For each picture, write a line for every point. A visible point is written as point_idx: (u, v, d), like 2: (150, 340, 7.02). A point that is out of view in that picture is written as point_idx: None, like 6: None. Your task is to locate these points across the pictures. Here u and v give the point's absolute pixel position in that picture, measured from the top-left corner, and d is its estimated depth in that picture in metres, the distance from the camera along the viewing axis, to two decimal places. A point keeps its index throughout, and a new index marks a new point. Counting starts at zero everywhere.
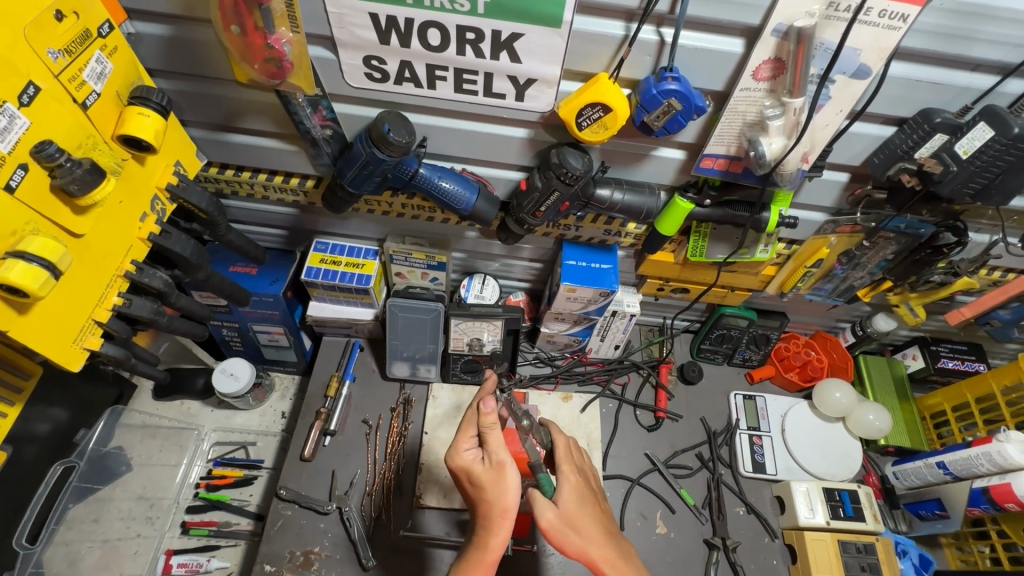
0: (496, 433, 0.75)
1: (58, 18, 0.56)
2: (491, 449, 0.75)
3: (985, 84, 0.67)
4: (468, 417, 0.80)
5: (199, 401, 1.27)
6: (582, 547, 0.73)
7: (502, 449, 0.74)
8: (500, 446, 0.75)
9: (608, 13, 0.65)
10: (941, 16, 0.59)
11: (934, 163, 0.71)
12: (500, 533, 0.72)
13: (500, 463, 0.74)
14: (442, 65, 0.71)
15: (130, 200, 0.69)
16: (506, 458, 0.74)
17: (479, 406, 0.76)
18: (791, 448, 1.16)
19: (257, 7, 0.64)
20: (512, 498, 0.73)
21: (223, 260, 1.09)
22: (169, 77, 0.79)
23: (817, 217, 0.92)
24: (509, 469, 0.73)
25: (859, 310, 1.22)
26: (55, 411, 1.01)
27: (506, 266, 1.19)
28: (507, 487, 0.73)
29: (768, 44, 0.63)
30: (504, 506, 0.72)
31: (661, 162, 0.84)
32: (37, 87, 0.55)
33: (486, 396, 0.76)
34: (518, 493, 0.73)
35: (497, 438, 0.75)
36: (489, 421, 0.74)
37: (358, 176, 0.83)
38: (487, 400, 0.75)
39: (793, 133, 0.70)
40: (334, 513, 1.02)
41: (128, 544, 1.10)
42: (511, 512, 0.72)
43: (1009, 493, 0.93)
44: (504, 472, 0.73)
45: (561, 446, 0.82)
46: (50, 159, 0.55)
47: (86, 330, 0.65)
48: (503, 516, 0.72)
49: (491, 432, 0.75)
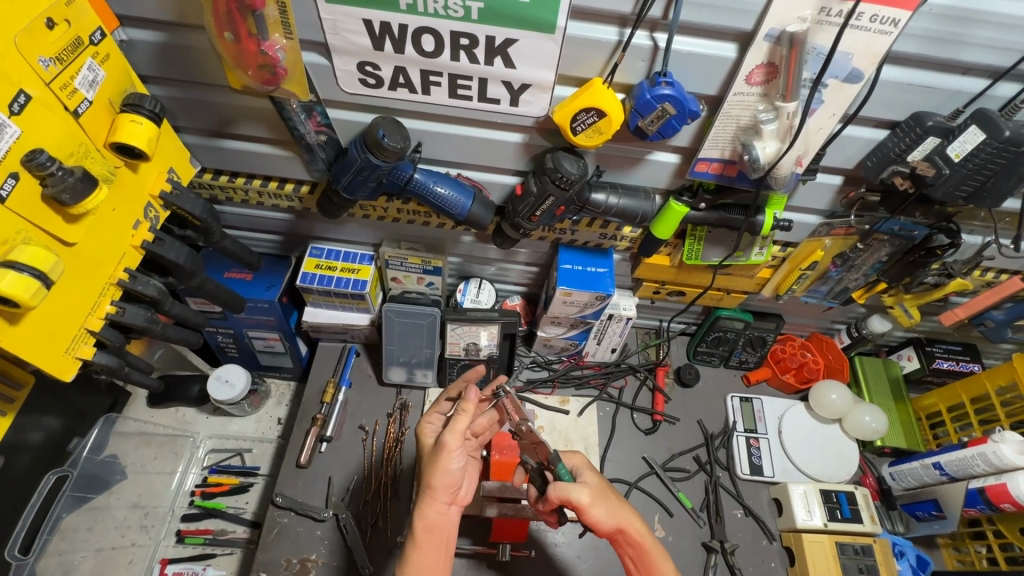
0: (462, 419, 0.77)
1: (49, 26, 0.56)
2: (443, 431, 0.77)
3: (977, 88, 0.67)
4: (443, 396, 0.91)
5: (195, 409, 1.27)
6: (618, 514, 0.77)
7: (453, 433, 0.75)
8: (450, 429, 0.76)
9: (601, 18, 0.65)
10: (932, 21, 0.60)
11: (927, 166, 0.72)
12: (426, 509, 0.74)
13: (443, 444, 0.75)
14: (436, 71, 0.71)
15: (122, 208, 0.69)
16: (449, 440, 0.75)
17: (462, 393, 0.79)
18: (788, 449, 1.16)
19: (250, 13, 0.63)
20: (439, 479, 0.74)
21: (218, 265, 1.08)
22: (162, 84, 0.79)
23: (811, 219, 0.93)
24: (447, 451, 0.75)
25: (855, 312, 1.23)
26: (48, 419, 1.00)
27: (502, 270, 1.19)
28: (440, 467, 0.74)
29: (761, 49, 0.63)
30: (431, 482, 0.74)
31: (656, 166, 0.84)
32: (28, 95, 0.54)
33: (468, 388, 0.79)
34: (450, 473, 0.75)
35: (458, 424, 0.77)
36: (463, 407, 0.76)
37: (353, 182, 0.82)
38: (471, 389, 0.78)
39: (787, 136, 0.70)
40: (331, 520, 1.02)
41: (123, 553, 1.10)
42: (436, 490, 0.74)
43: (1004, 494, 0.93)
44: (442, 453, 0.75)
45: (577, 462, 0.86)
46: (41, 167, 0.55)
47: (78, 339, 0.65)
48: (429, 492, 0.74)
49: (457, 417, 0.76)
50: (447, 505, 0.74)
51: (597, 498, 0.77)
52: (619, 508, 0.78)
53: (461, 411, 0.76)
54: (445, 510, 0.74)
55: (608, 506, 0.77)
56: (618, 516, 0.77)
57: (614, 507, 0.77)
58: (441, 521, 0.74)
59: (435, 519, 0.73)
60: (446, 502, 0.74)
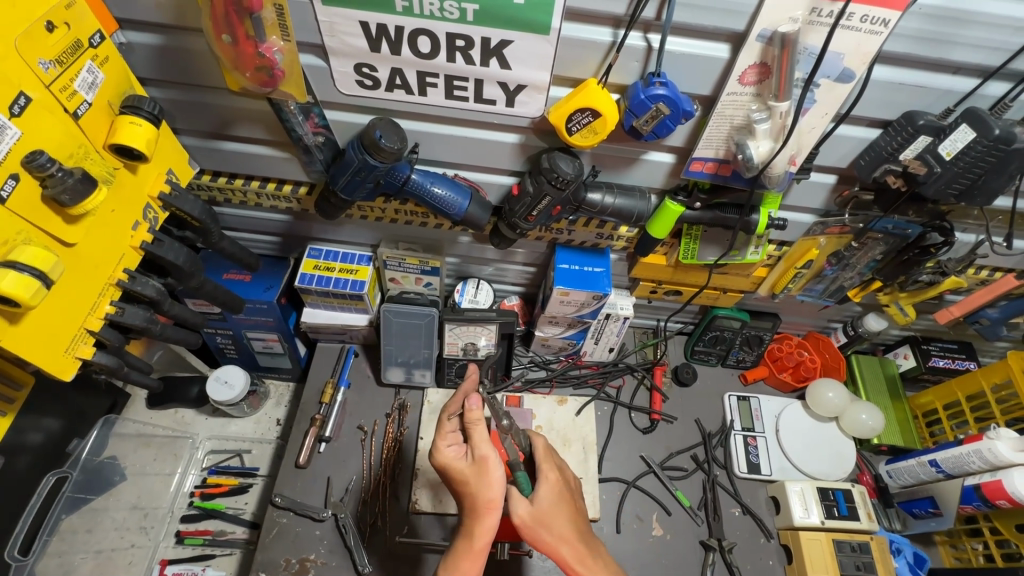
0: (481, 429, 0.75)
1: (49, 29, 0.56)
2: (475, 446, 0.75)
3: (967, 87, 0.68)
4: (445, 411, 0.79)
5: (194, 410, 1.27)
6: (550, 546, 0.73)
7: (485, 444, 0.75)
8: (483, 441, 0.75)
9: (596, 20, 0.66)
10: (921, 21, 0.61)
11: (919, 164, 0.72)
12: (487, 524, 0.71)
13: (484, 457, 0.74)
14: (432, 72, 0.72)
15: (122, 209, 0.69)
16: (489, 452, 0.74)
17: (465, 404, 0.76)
18: (786, 448, 1.16)
19: (249, 16, 0.64)
20: (496, 491, 0.73)
21: (217, 267, 1.09)
22: (160, 86, 0.80)
23: (806, 218, 0.93)
24: (494, 462, 0.74)
25: (851, 310, 1.23)
26: (47, 421, 1.00)
27: (500, 270, 1.20)
28: (492, 480, 0.73)
29: (754, 49, 0.64)
30: (490, 497, 0.72)
31: (651, 166, 0.85)
32: (28, 97, 0.55)
33: (471, 395, 0.75)
34: (504, 483, 0.73)
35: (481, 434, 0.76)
36: (473, 418, 0.74)
37: (351, 183, 0.83)
38: (473, 396, 0.75)
39: (780, 136, 0.71)
40: (330, 521, 1.02)
41: (122, 554, 1.11)
42: (496, 503, 0.72)
43: (1000, 490, 0.94)
44: (489, 466, 0.73)
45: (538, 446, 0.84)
46: (41, 169, 0.55)
47: (78, 339, 0.66)
48: (488, 507, 0.72)
49: (474, 428, 0.75)
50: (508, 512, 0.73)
51: (535, 521, 0.75)
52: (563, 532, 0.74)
53: (471, 422, 0.75)
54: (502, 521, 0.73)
55: (540, 533, 0.74)
56: (549, 548, 0.73)
57: (552, 535, 0.74)
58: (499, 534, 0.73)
59: (497, 534, 0.71)
60: (506, 511, 0.73)
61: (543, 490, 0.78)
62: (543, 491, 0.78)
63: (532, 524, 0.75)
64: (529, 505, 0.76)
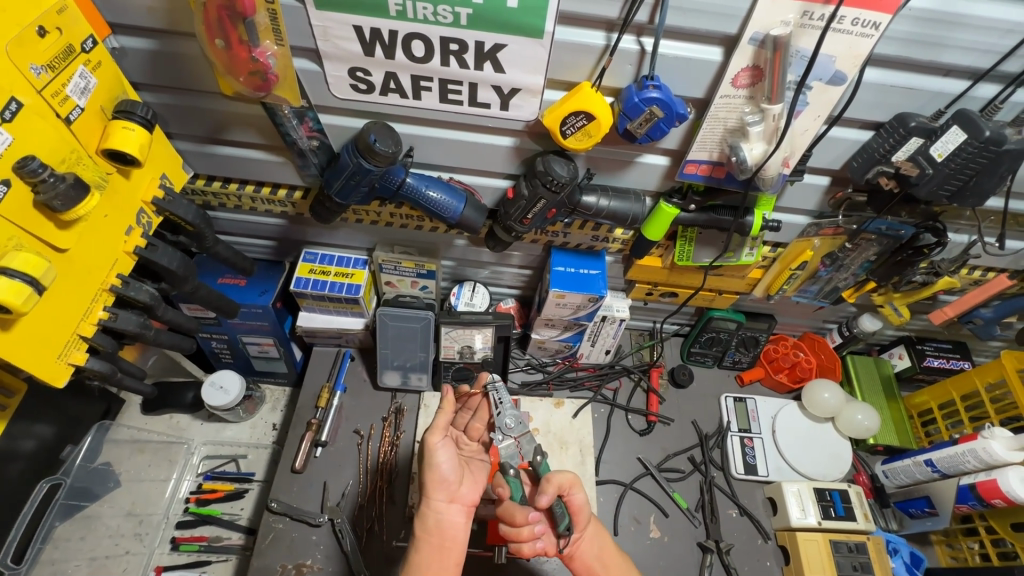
0: (440, 417, 0.79)
1: (40, 34, 0.56)
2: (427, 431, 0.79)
3: (958, 89, 0.68)
4: (434, 411, 0.93)
5: (189, 415, 1.26)
6: (601, 501, 0.79)
7: (435, 430, 0.78)
8: (432, 427, 0.77)
9: (588, 24, 0.66)
10: (911, 24, 0.61)
11: (911, 166, 0.73)
12: (424, 510, 0.75)
13: (427, 443, 0.77)
14: (426, 76, 0.72)
15: (115, 214, 0.69)
16: (431, 438, 0.76)
17: (440, 393, 0.83)
18: (782, 449, 1.17)
19: (242, 21, 0.64)
20: (432, 478, 0.76)
21: (212, 271, 1.09)
22: (154, 91, 0.80)
23: (800, 220, 0.93)
24: (435, 448, 0.76)
25: (845, 311, 1.24)
26: (40, 427, 1.00)
27: (496, 273, 1.20)
28: (429, 465, 0.76)
29: (746, 52, 0.64)
30: (425, 483, 0.76)
31: (645, 168, 0.85)
32: (19, 103, 0.55)
33: (447, 388, 0.83)
34: (444, 470, 0.76)
35: (439, 421, 0.79)
36: (438, 406, 0.79)
37: (345, 187, 0.83)
38: (446, 386, 0.82)
39: (773, 138, 0.71)
40: (326, 525, 1.01)
41: (116, 561, 1.09)
42: (430, 490, 0.75)
43: (995, 489, 0.94)
44: (428, 452, 0.76)
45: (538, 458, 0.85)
46: (33, 174, 0.55)
47: (70, 345, 0.65)
48: (426, 492, 0.75)
49: (435, 415, 0.78)
50: (444, 502, 0.75)
51: (584, 484, 0.79)
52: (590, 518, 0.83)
53: (439, 408, 0.80)
54: (443, 509, 0.75)
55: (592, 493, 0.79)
56: (599, 504, 0.79)
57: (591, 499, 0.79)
58: (441, 522, 0.74)
59: (435, 519, 0.74)
60: (444, 501, 0.75)
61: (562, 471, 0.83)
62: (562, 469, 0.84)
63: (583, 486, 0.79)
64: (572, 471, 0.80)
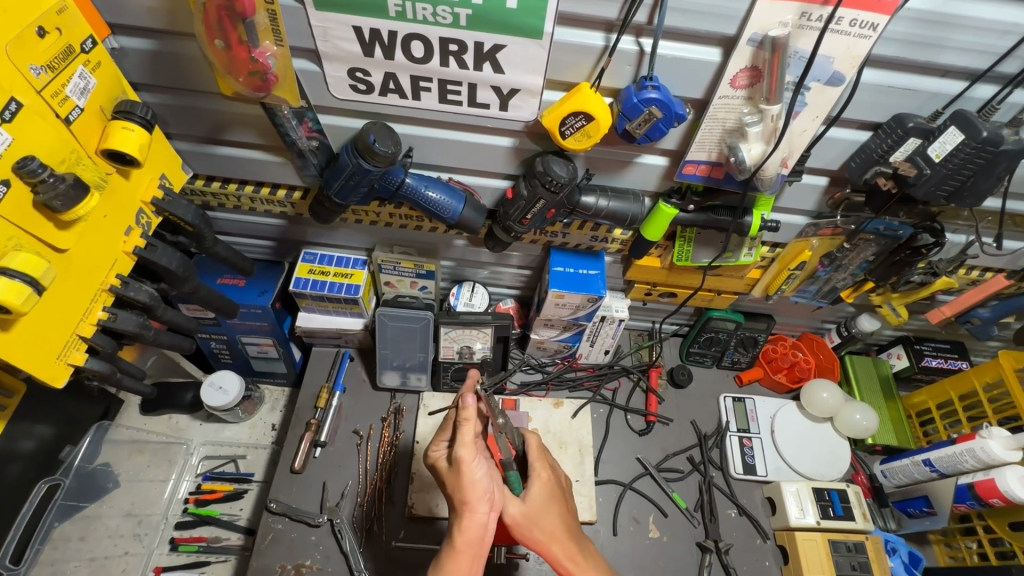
0: (467, 429, 0.75)
1: (40, 34, 0.56)
2: (455, 446, 0.76)
3: (955, 90, 0.69)
4: (446, 421, 0.87)
5: (188, 416, 1.26)
6: (542, 543, 0.79)
7: (464, 446, 0.75)
8: (462, 443, 0.75)
9: (588, 24, 0.66)
10: (908, 25, 0.61)
11: (909, 166, 0.73)
12: (466, 522, 0.73)
13: (460, 459, 0.75)
14: (426, 77, 0.72)
15: (114, 214, 0.69)
16: (465, 454, 0.74)
17: (459, 401, 0.77)
18: (781, 448, 1.17)
19: (241, 21, 0.64)
20: (471, 492, 0.74)
21: (211, 271, 1.09)
22: (153, 91, 0.80)
23: (798, 220, 0.94)
24: (470, 462, 0.74)
25: (844, 311, 1.24)
26: (39, 428, 1.00)
27: (495, 273, 1.20)
28: (468, 481, 0.74)
29: (744, 53, 0.65)
30: (464, 496, 0.74)
31: (645, 168, 0.85)
32: (19, 103, 0.55)
33: (463, 393, 0.77)
34: (483, 482, 0.74)
35: (467, 434, 0.76)
36: (464, 417, 0.75)
37: (345, 187, 0.83)
38: (466, 395, 0.76)
39: (771, 139, 0.71)
40: (326, 526, 1.01)
41: (115, 562, 1.09)
42: (472, 503, 0.74)
43: (993, 489, 0.94)
44: (463, 467, 0.74)
45: (532, 446, 0.88)
46: (32, 175, 0.55)
47: (70, 346, 0.65)
48: (466, 506, 0.74)
49: (462, 427, 0.75)
50: (487, 513, 0.74)
51: (527, 520, 0.80)
52: (553, 533, 0.80)
53: (461, 420, 0.75)
54: (486, 520, 0.74)
55: (531, 532, 0.79)
56: (540, 544, 0.79)
57: (542, 533, 0.79)
58: (481, 532, 0.74)
59: (476, 532, 0.73)
60: (487, 511, 0.74)
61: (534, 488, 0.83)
62: (533, 490, 0.83)
63: (523, 523, 0.79)
64: (520, 505, 0.80)
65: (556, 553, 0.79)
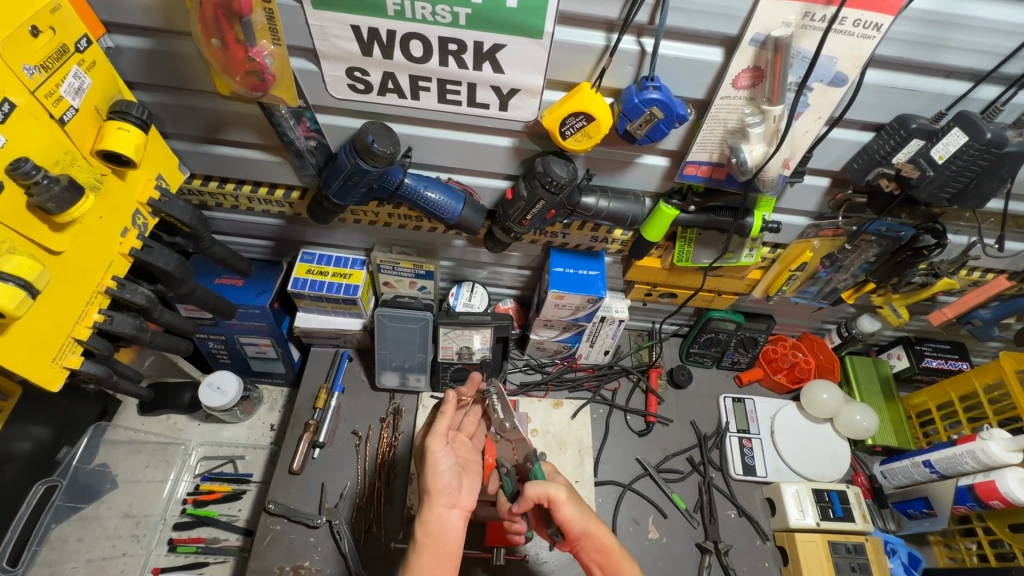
0: (442, 422, 0.82)
1: (34, 34, 0.55)
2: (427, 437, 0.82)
3: (959, 91, 0.68)
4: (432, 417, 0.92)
5: (186, 416, 1.25)
6: (585, 519, 0.78)
7: (435, 435, 0.80)
8: (433, 433, 0.81)
9: (588, 24, 0.65)
10: (912, 25, 0.61)
11: (912, 167, 0.73)
12: (426, 514, 0.75)
13: (427, 448, 0.79)
14: (425, 77, 0.71)
15: (110, 215, 0.68)
16: (432, 443, 0.79)
17: (442, 400, 0.86)
18: (781, 449, 1.17)
19: (238, 20, 0.63)
20: (434, 481, 0.77)
21: (208, 272, 1.08)
22: (149, 90, 0.79)
23: (800, 221, 0.93)
24: (436, 452, 0.78)
25: (845, 311, 1.24)
26: (36, 429, 1.01)
27: (495, 273, 1.20)
28: (430, 469, 0.78)
29: (747, 53, 0.64)
30: (426, 486, 0.77)
31: (646, 169, 0.85)
32: (12, 104, 0.54)
33: (445, 394, 0.86)
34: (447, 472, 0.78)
35: (439, 427, 0.82)
36: (440, 411, 0.82)
37: (343, 187, 0.82)
38: (447, 393, 0.86)
39: (773, 140, 0.71)
40: (325, 527, 1.01)
41: (112, 563, 1.08)
42: (432, 494, 0.76)
43: (993, 491, 0.94)
44: (428, 457, 0.78)
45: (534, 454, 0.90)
46: (26, 176, 0.54)
47: (66, 348, 0.65)
48: (428, 497, 0.76)
49: (436, 421, 0.82)
50: (447, 507, 0.76)
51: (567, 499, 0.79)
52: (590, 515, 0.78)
53: (440, 413, 0.84)
54: (445, 514, 0.76)
55: (581, 504, 0.79)
56: (586, 522, 0.78)
57: (576, 511, 0.78)
58: (442, 528, 0.75)
59: (436, 524, 0.75)
60: (447, 505, 0.76)
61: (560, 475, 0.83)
62: (560, 475, 0.83)
63: (572, 500, 0.79)
64: (563, 485, 0.80)
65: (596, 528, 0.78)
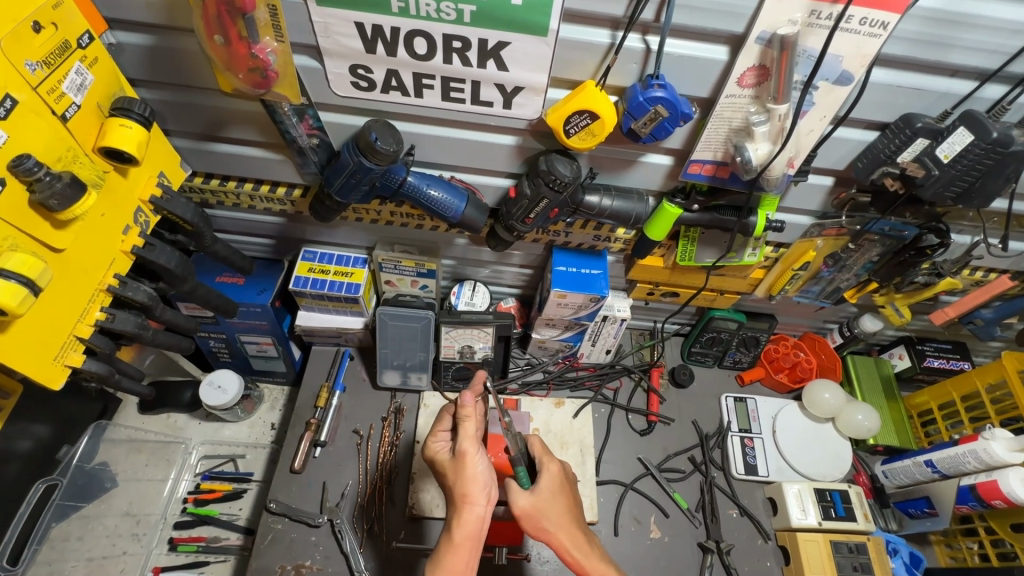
0: (468, 424, 0.80)
1: (35, 29, 0.55)
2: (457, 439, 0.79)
3: (964, 90, 0.68)
4: (445, 413, 0.88)
5: (186, 414, 1.25)
6: (552, 533, 0.78)
7: (467, 439, 0.78)
8: (465, 436, 0.78)
9: (594, 22, 0.65)
10: (919, 23, 0.60)
11: (917, 167, 0.72)
12: (465, 515, 0.74)
13: (462, 451, 0.78)
14: (429, 74, 0.71)
15: (112, 213, 0.68)
16: (466, 446, 0.78)
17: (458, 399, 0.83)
18: (782, 449, 1.17)
19: (241, 16, 0.63)
20: (472, 485, 0.76)
21: (209, 270, 1.08)
22: (151, 87, 0.78)
23: (803, 220, 0.93)
24: (471, 455, 0.77)
25: (846, 311, 1.24)
26: (37, 427, 1.01)
27: (497, 272, 1.19)
28: (469, 473, 0.76)
29: (752, 52, 0.64)
30: (465, 489, 0.75)
31: (649, 168, 0.84)
32: (14, 100, 0.54)
33: (463, 393, 0.83)
34: (482, 475, 0.76)
35: (467, 429, 0.79)
36: (464, 413, 0.80)
37: (346, 185, 0.82)
38: (466, 394, 0.82)
39: (778, 138, 0.71)
40: (326, 526, 1.01)
41: (112, 562, 1.08)
42: (473, 496, 0.75)
43: (996, 490, 0.94)
44: (465, 460, 0.77)
45: (536, 445, 0.88)
46: (28, 173, 0.54)
47: (67, 347, 0.64)
48: (466, 498, 0.75)
49: (463, 423, 0.80)
50: (486, 506, 0.75)
51: (537, 511, 0.78)
52: (561, 518, 0.79)
53: (463, 415, 0.81)
54: (484, 514, 0.74)
55: (540, 523, 0.78)
56: (550, 535, 0.78)
57: (553, 523, 0.78)
58: (479, 526, 0.74)
59: (474, 525, 0.73)
60: (486, 505, 0.75)
61: (544, 481, 0.81)
62: (542, 482, 0.81)
63: (533, 514, 0.78)
64: (530, 495, 0.79)
65: (563, 543, 0.77)
